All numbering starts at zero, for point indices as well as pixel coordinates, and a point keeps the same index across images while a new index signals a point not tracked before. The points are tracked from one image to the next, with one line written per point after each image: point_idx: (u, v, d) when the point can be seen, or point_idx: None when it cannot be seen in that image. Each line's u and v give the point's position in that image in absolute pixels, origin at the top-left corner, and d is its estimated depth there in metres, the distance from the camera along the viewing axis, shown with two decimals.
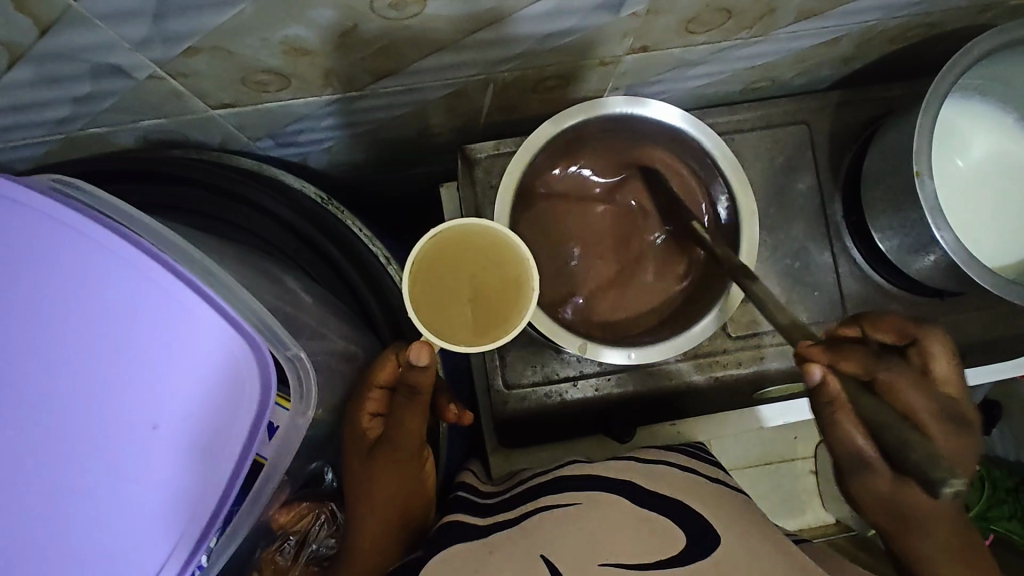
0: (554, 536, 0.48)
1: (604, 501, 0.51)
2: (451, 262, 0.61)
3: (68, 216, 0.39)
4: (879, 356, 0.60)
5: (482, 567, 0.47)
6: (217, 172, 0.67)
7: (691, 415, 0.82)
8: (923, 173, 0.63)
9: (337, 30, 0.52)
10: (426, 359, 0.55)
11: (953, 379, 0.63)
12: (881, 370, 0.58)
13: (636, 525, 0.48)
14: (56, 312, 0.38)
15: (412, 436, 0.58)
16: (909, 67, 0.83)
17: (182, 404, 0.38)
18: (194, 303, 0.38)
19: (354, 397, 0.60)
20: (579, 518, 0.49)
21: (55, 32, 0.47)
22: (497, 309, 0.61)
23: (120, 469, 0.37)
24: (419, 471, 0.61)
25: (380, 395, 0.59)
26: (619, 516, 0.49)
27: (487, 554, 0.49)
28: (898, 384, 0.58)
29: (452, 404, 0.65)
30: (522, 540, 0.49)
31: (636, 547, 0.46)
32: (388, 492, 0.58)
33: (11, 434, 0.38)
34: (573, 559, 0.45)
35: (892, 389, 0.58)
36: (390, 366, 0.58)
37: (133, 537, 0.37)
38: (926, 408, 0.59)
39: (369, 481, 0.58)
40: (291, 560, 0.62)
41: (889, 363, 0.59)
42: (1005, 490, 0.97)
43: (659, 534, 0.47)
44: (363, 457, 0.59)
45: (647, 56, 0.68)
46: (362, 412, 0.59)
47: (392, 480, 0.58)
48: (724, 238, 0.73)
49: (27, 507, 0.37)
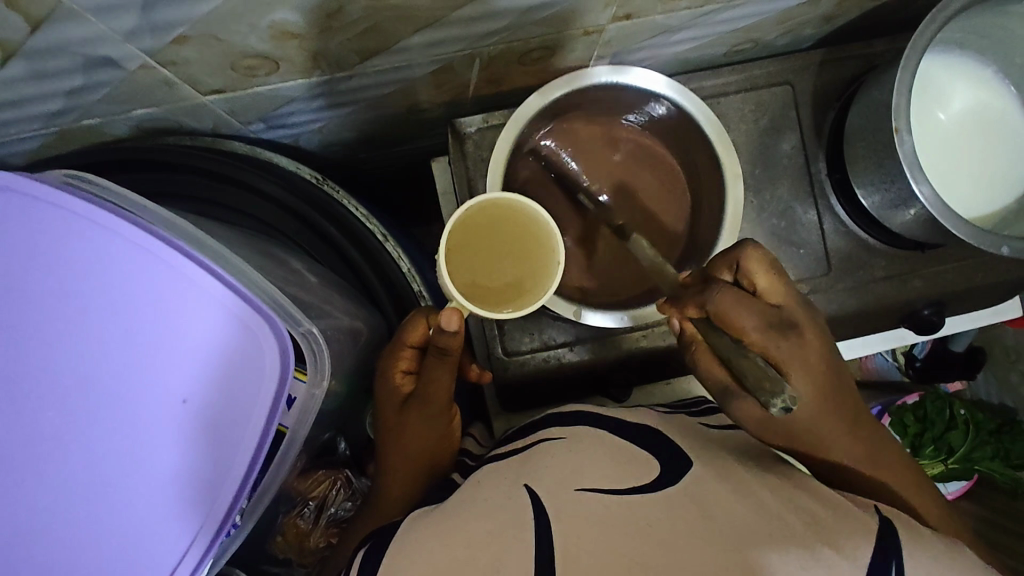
0: (538, 468, 0.50)
1: (589, 435, 0.53)
2: (482, 231, 0.64)
3: (84, 208, 0.41)
4: (698, 290, 0.56)
5: (468, 500, 0.50)
6: (214, 158, 0.68)
7: (682, 374, 0.86)
8: (902, 128, 0.64)
9: (324, 13, 0.53)
10: (456, 325, 0.56)
11: (776, 286, 0.57)
12: (706, 304, 0.55)
13: (616, 455, 0.50)
14: (85, 300, 0.41)
15: (441, 391, 0.61)
16: (890, 24, 0.84)
17: (210, 379, 0.40)
18: (211, 285, 0.41)
19: (386, 355, 0.63)
20: (561, 450, 0.51)
21: (45, 28, 0.48)
22: (483, 228, 0.64)
23: (154, 441, 0.40)
24: (448, 423, 0.64)
25: (411, 355, 0.62)
26: (602, 447, 0.51)
27: (477, 485, 0.52)
28: (724, 310, 0.54)
29: (473, 363, 0.70)
30: (510, 472, 0.51)
31: (611, 475, 0.47)
32: (418, 439, 0.62)
33: (50, 416, 0.40)
34: (553, 486, 0.47)
35: (721, 316, 0.54)
36: (420, 329, 0.60)
37: (170, 500, 0.40)
38: (750, 328, 0.54)
39: (400, 428, 0.62)
40: (311, 523, 0.66)
41: (708, 294, 0.55)
42: (988, 432, 0.99)
43: (637, 463, 0.49)
44: (395, 410, 0.62)
45: (630, 23, 0.68)
46: (394, 370, 0.62)
47: (422, 431, 0.62)
48: (712, 198, 0.74)
49: (69, 481, 0.40)
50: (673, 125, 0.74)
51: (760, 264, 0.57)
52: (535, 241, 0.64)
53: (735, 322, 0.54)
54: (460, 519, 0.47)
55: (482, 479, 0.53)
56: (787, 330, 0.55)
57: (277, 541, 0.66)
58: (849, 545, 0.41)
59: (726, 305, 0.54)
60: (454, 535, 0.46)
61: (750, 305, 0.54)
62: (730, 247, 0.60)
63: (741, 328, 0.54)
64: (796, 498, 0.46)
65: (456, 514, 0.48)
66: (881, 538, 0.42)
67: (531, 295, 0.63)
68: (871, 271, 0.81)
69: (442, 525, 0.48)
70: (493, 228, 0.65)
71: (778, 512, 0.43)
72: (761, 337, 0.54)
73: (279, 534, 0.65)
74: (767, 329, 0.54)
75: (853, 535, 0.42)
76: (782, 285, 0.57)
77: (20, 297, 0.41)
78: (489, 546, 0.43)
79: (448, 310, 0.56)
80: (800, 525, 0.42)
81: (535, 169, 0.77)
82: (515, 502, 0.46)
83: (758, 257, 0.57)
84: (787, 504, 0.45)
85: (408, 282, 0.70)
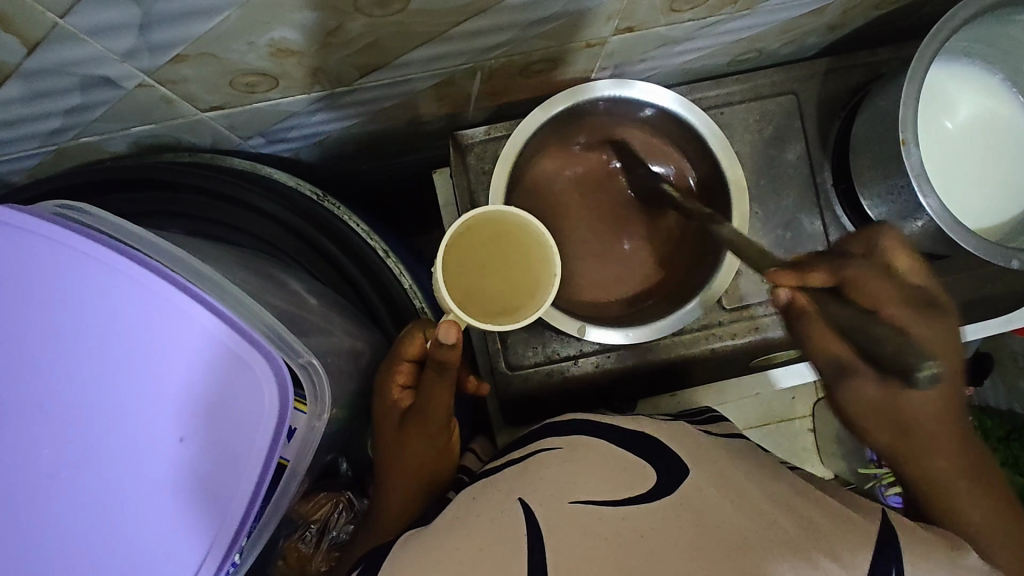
0: (534, 479, 0.49)
1: (586, 446, 0.52)
2: (484, 238, 0.64)
3: (78, 241, 0.40)
4: (831, 257, 0.54)
5: (464, 513, 0.49)
6: (211, 176, 0.67)
7: (688, 386, 0.86)
8: (910, 141, 0.63)
9: (323, 31, 0.52)
10: (454, 338, 0.55)
11: (918, 269, 0.55)
12: (839, 268, 0.53)
13: (617, 467, 0.49)
14: (80, 335, 0.40)
15: (440, 406, 0.60)
16: (896, 31, 0.83)
17: (207, 416, 0.40)
18: (206, 319, 0.40)
19: (383, 369, 0.62)
20: (557, 461, 0.50)
21: (42, 49, 0.47)
22: (492, 233, 0.64)
23: (151, 479, 0.39)
24: (446, 440, 0.63)
25: (409, 369, 0.61)
26: (602, 460, 0.50)
27: (473, 499, 0.51)
28: (859, 277, 0.52)
29: (470, 375, 0.69)
30: (505, 484, 0.50)
31: (607, 486, 0.46)
32: (415, 454, 0.60)
33: (45, 453, 0.39)
34: (548, 497, 0.46)
35: (854, 285, 0.52)
36: (418, 342, 0.60)
37: (170, 539, 0.40)
38: (888, 299, 0.52)
39: (399, 446, 0.61)
40: (312, 546, 0.65)
41: (842, 261, 0.53)
42: (996, 439, 0.98)
43: (638, 473, 0.48)
44: (394, 426, 0.61)
45: (632, 35, 0.68)
46: (392, 384, 0.61)
47: (421, 450, 0.61)
48: (715, 210, 0.74)
49: (64, 520, 0.39)
50: (675, 138, 0.74)
51: (899, 247, 0.55)
52: (535, 251, 0.63)
53: (869, 291, 0.52)
54: (453, 535, 0.47)
55: (478, 493, 0.52)
56: (928, 305, 0.54)
57: (278, 565, 0.65)
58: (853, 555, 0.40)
59: (861, 276, 0.52)
60: (448, 551, 0.45)
61: (887, 280, 0.52)
62: (866, 226, 0.57)
63: (879, 301, 0.52)
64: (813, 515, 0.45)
65: (451, 529, 0.48)
66: (878, 544, 0.41)
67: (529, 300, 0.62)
68: None
69: (438, 540, 0.47)
70: (488, 234, 0.64)
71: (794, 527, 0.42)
72: (901, 311, 0.52)
73: (280, 559, 0.65)
74: (913, 306, 0.52)
75: (851, 545, 0.41)
76: (920, 270, 0.55)
77: (14, 331, 0.40)
78: (483, 560, 0.42)
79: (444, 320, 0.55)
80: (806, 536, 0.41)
81: (535, 180, 0.76)
82: (510, 513, 0.45)
83: (896, 237, 0.55)
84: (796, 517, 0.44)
85: (409, 299, 0.69)
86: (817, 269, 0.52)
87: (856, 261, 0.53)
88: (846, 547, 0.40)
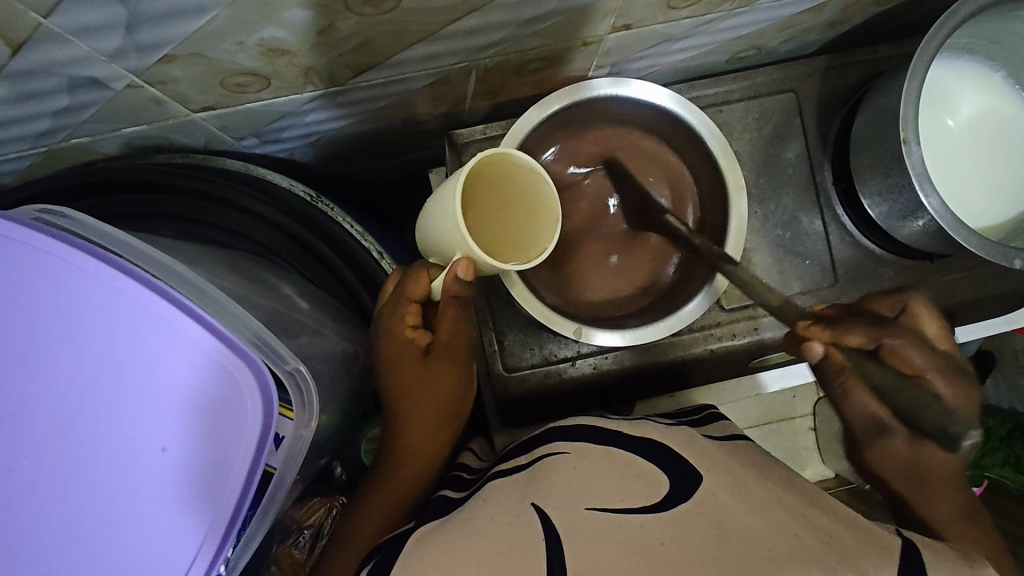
0: (547, 484, 0.48)
1: (595, 450, 0.50)
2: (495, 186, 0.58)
3: (59, 249, 0.39)
4: (871, 322, 0.59)
5: (475, 516, 0.48)
6: (203, 178, 0.66)
7: (690, 387, 0.85)
8: (911, 140, 0.62)
9: (315, 30, 0.51)
10: (467, 274, 0.53)
11: (943, 336, 0.63)
12: (880, 335, 0.58)
13: (625, 474, 0.47)
14: (61, 343, 0.39)
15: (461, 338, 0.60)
16: (896, 28, 0.82)
17: (190, 426, 0.39)
18: (189, 328, 0.39)
19: (388, 315, 0.60)
20: (567, 465, 0.49)
21: (27, 50, 0.47)
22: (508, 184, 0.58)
23: (133, 489, 0.39)
24: (463, 377, 0.63)
25: (417, 309, 0.60)
26: (605, 463, 0.49)
27: (481, 502, 0.50)
28: (896, 346, 0.58)
29: None
30: (519, 488, 0.49)
31: (621, 493, 0.45)
32: (435, 391, 0.61)
33: (24, 465, 0.39)
34: (564, 501, 0.45)
35: (892, 352, 0.58)
36: (424, 281, 0.58)
37: (152, 552, 0.39)
38: (923, 365, 0.59)
39: (418, 388, 0.61)
40: (307, 553, 0.65)
41: (885, 327, 0.59)
42: (998, 438, 0.97)
43: (649, 479, 0.47)
44: (412, 367, 0.60)
45: (629, 33, 0.67)
46: (403, 326, 0.60)
47: (439, 385, 0.61)
48: (714, 209, 0.73)
49: (44, 533, 0.39)
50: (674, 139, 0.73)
51: (929, 312, 0.63)
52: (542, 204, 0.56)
53: (905, 360, 0.59)
54: (465, 538, 0.46)
55: (488, 496, 0.51)
56: (961, 373, 0.60)
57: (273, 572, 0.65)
58: (858, 559, 0.39)
59: (901, 346, 0.59)
60: (459, 554, 0.44)
61: (920, 349, 0.59)
62: (893, 291, 0.65)
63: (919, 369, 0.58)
64: (816, 516, 0.44)
65: (466, 531, 0.47)
66: (881, 552, 0.41)
67: (543, 222, 0.57)
68: (879, 281, 0.79)
69: (449, 542, 0.46)
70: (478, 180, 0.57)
71: (796, 530, 0.41)
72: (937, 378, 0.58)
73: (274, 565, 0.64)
74: (945, 372, 0.59)
75: (876, 559, 0.40)
76: (947, 336, 0.63)
77: None
78: (501, 563, 0.41)
79: (455, 260, 0.53)
80: (821, 546, 0.40)
81: None
82: (524, 519, 0.45)
83: (927, 305, 0.64)
84: (798, 522, 0.43)
85: None
86: (854, 330, 0.58)
87: (896, 330, 0.59)
88: (870, 560, 0.39)
